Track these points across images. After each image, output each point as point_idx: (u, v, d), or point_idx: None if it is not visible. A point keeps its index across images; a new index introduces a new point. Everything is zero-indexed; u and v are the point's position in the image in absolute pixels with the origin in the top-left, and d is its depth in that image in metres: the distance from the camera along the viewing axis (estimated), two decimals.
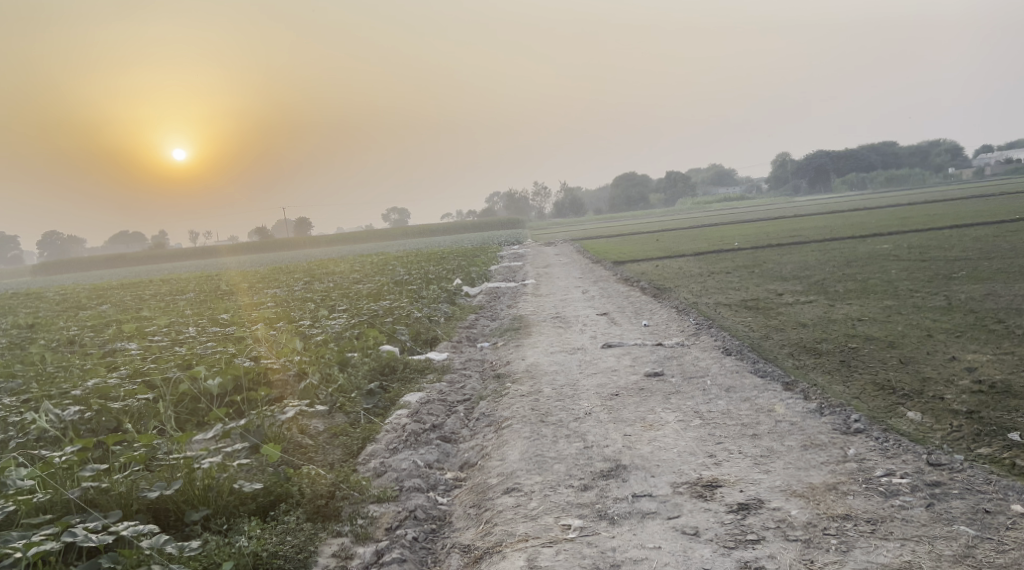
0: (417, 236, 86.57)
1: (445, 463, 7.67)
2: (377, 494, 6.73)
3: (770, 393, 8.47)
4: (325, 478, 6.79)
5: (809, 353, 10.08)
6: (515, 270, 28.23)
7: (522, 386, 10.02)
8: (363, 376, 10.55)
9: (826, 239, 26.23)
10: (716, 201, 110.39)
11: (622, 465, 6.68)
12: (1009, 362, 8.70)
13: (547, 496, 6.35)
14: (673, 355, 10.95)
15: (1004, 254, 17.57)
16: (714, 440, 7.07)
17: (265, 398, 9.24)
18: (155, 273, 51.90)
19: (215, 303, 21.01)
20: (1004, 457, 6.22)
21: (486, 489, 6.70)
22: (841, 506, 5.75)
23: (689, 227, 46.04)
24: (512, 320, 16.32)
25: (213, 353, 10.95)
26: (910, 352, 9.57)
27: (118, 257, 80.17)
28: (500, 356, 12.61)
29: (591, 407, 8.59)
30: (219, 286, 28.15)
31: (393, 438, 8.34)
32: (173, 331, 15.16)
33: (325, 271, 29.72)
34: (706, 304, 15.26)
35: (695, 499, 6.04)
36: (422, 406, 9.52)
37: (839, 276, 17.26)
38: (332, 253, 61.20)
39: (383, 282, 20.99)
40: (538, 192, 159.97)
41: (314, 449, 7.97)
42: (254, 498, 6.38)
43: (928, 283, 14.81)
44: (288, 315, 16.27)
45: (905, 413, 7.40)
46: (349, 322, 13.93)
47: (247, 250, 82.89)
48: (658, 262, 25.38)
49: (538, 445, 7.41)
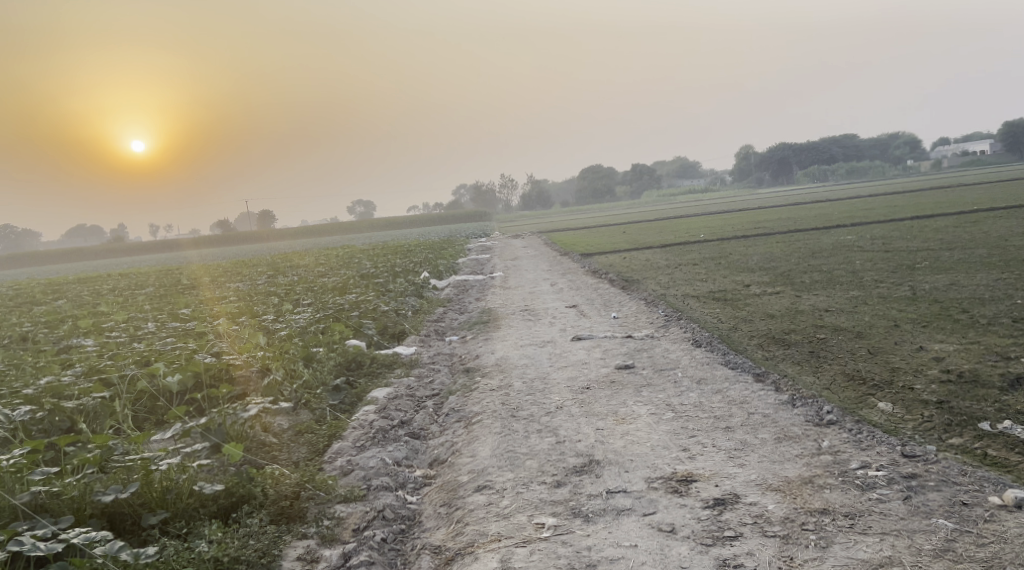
0: (383, 229, 85.93)
1: (414, 460, 7.49)
2: (344, 494, 6.54)
3: (741, 385, 8.41)
4: (289, 479, 6.56)
5: (778, 343, 10.07)
6: (483, 262, 28.06)
7: (491, 380, 9.87)
8: (328, 372, 10.31)
9: (791, 230, 26.41)
10: (681, 192, 111.13)
11: (596, 461, 6.56)
12: (976, 351, 8.75)
13: (519, 493, 6.21)
14: (643, 347, 10.87)
15: (965, 244, 17.81)
16: (687, 433, 6.98)
17: (227, 395, 8.98)
18: (112, 267, 50.73)
19: (175, 297, 20.54)
20: (976, 448, 6.21)
21: (457, 487, 6.53)
22: (818, 500, 5.68)
23: (656, 219, 46.25)
24: (480, 313, 16.15)
25: (172, 350, 10.62)
26: (878, 342, 9.59)
27: (74, 251, 78.49)
28: (468, 349, 12.43)
29: (563, 401, 8.46)
30: (180, 280, 27.56)
31: (360, 435, 8.15)
32: (131, 327, 14.77)
33: (289, 264, 29.21)
34: (674, 296, 15.23)
35: (671, 494, 5.94)
36: (389, 402, 9.33)
37: (805, 267, 17.36)
38: (295, 246, 60.49)
39: (348, 276, 20.67)
40: (505, 184, 159.91)
41: (278, 448, 7.73)
42: (215, 500, 6.14)
43: (893, 273, 14.94)
44: (251, 310, 15.93)
45: (876, 404, 7.38)
46: (313, 316, 13.65)
47: (209, 243, 81.61)
48: (625, 254, 25.36)
49: (509, 441, 7.25)
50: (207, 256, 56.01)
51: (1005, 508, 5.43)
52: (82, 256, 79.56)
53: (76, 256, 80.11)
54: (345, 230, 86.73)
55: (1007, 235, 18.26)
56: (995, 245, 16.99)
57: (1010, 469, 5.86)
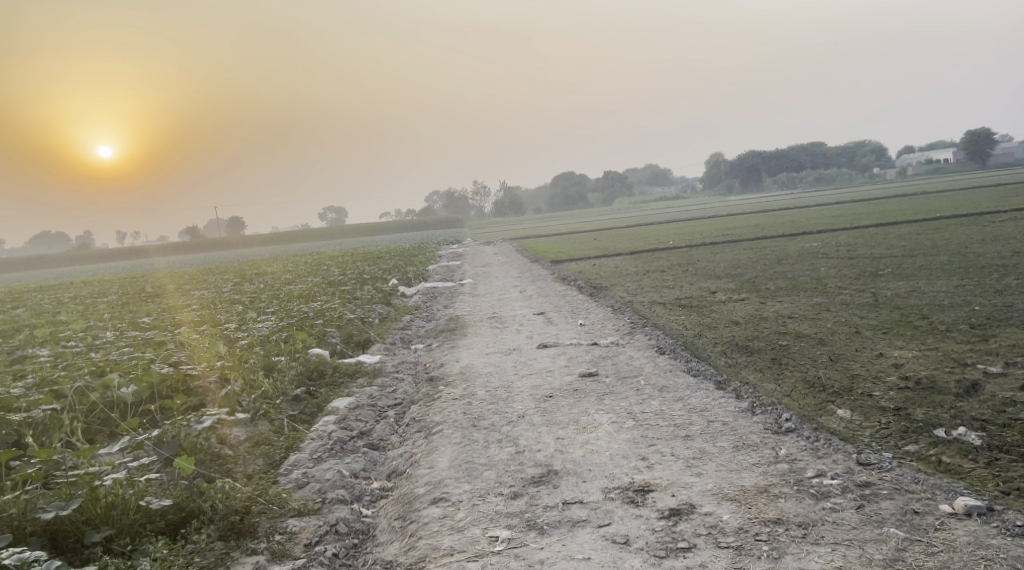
0: (353, 236, 85.38)
1: (372, 472, 7.39)
2: (297, 508, 6.45)
3: (703, 393, 8.40)
4: (241, 493, 6.41)
5: (741, 350, 10.10)
6: (453, 270, 27.96)
7: (455, 389, 9.77)
8: (289, 382, 10.16)
9: (758, 237, 26.66)
10: (652, 199, 111.83)
11: (553, 471, 6.50)
12: (934, 358, 8.83)
13: (474, 506, 6.13)
14: (608, 355, 10.85)
15: (927, 251, 18.04)
16: (646, 442, 6.95)
17: (183, 407, 8.81)
18: (76, 274, 49.87)
19: (138, 305, 20.20)
20: (930, 454, 6.24)
21: (412, 500, 6.44)
22: (773, 510, 5.67)
23: (627, 226, 46.47)
24: (448, 321, 16.06)
25: (129, 360, 10.41)
26: (839, 349, 9.65)
27: (38, 258, 77.14)
28: (434, 358, 12.34)
29: (525, 410, 8.40)
30: (144, 287, 27.14)
31: (318, 447, 8.04)
32: (90, 336, 14.47)
33: (256, 271, 28.89)
34: (641, 303, 15.26)
35: (627, 505, 5.90)
36: (350, 412, 9.21)
37: (770, 274, 17.49)
38: (264, 252, 59.86)
39: (315, 283, 20.47)
40: (478, 191, 159.91)
41: (233, 460, 7.57)
42: (162, 516, 5.99)
43: (856, 280, 15.08)
44: (214, 319, 15.70)
45: (834, 411, 7.41)
46: (277, 324, 13.47)
47: (176, 250, 80.59)
48: (595, 260, 25.39)
49: (468, 452, 7.17)
50: (178, 263, 55.28)
51: (955, 516, 5.46)
52: (45, 263, 78.19)
53: (40, 263, 78.72)
54: (316, 237, 86.16)
55: (967, 242, 18.53)
56: (955, 252, 17.24)
57: (962, 476, 5.90)
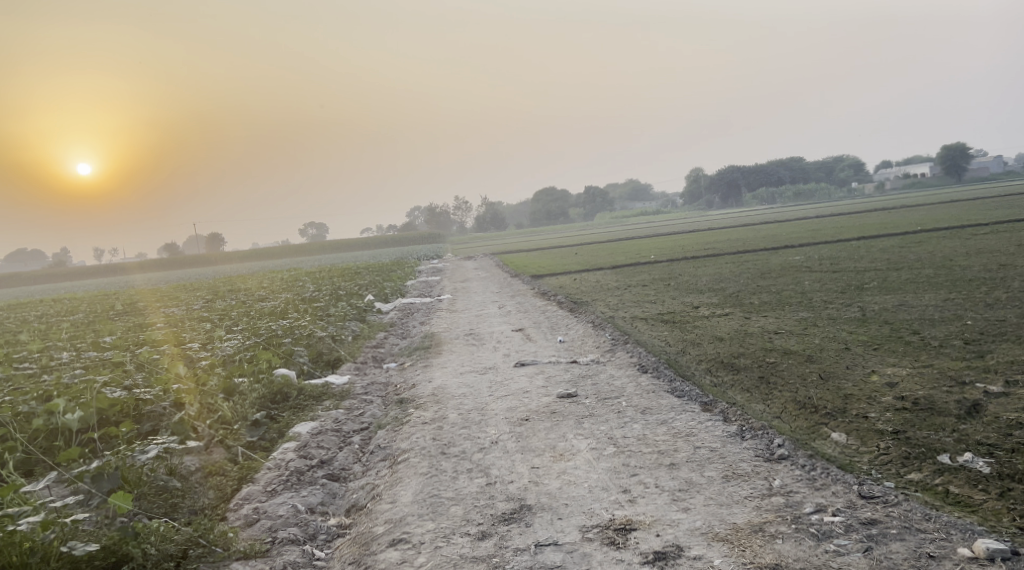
0: (331, 251, 84.48)
1: (331, 506, 6.81)
2: (244, 550, 5.88)
3: (688, 415, 7.86)
4: (178, 535, 5.80)
5: (726, 368, 9.59)
6: (432, 285, 27.26)
7: (425, 412, 9.16)
8: (250, 405, 9.51)
9: (740, 251, 26.27)
10: (633, 214, 111.71)
11: (526, 507, 5.93)
12: (930, 376, 8.34)
13: (437, 548, 5.56)
14: (587, 374, 10.29)
15: (913, 264, 17.69)
16: (628, 472, 6.39)
17: (130, 435, 8.16)
18: (44, 292, 48.54)
19: (102, 324, 19.41)
20: (936, 484, 5.73)
21: (371, 540, 5.86)
22: (769, 553, 5.16)
23: (608, 240, 46.10)
24: (423, 338, 15.47)
25: (80, 382, 9.74)
26: (829, 366, 9.16)
27: (10, 278, 75.46)
28: (406, 378, 11.72)
29: (498, 436, 7.81)
30: (115, 305, 26.27)
31: (273, 478, 7.46)
32: (46, 357, 13.76)
33: (230, 288, 27.99)
34: (622, 318, 14.79)
35: (607, 547, 5.36)
36: (312, 439, 8.60)
37: (753, 288, 17.07)
38: (241, 269, 58.84)
39: (288, 300, 19.77)
40: (459, 207, 159.13)
41: (181, 493, 6.88)
42: (88, 562, 5.43)
43: (842, 294, 14.66)
44: (178, 338, 15.01)
45: (828, 435, 6.89)
46: (242, 343, 12.79)
47: (153, 267, 79.33)
48: (576, 275, 24.85)
49: (435, 483, 6.59)
50: (151, 280, 54.29)
51: (976, 562, 4.95)
52: (18, 280, 76.73)
53: (12, 280, 77.08)
54: (295, 253, 85.24)
55: (951, 255, 18.13)
56: (940, 265, 16.85)
57: (975, 510, 5.41)
